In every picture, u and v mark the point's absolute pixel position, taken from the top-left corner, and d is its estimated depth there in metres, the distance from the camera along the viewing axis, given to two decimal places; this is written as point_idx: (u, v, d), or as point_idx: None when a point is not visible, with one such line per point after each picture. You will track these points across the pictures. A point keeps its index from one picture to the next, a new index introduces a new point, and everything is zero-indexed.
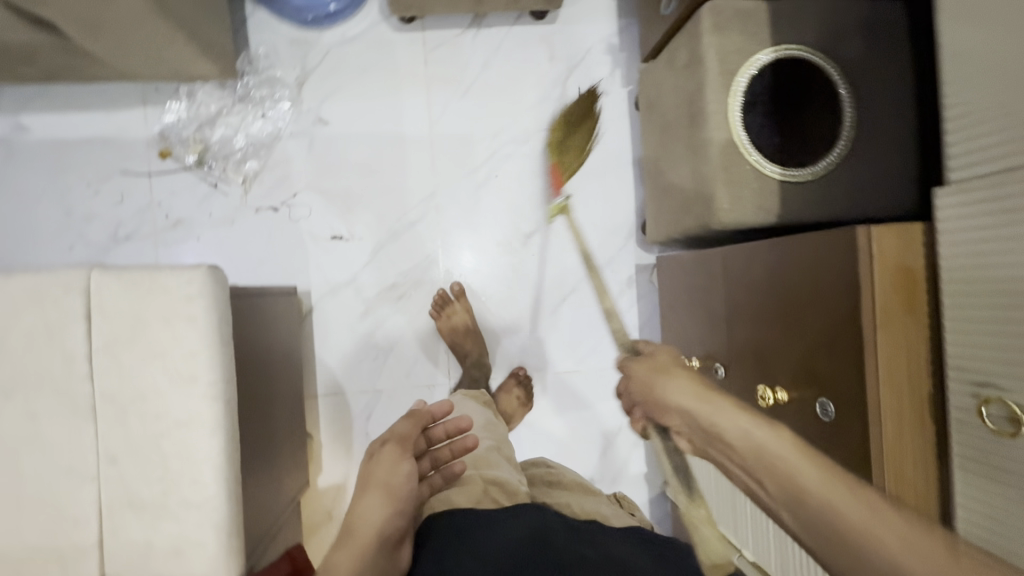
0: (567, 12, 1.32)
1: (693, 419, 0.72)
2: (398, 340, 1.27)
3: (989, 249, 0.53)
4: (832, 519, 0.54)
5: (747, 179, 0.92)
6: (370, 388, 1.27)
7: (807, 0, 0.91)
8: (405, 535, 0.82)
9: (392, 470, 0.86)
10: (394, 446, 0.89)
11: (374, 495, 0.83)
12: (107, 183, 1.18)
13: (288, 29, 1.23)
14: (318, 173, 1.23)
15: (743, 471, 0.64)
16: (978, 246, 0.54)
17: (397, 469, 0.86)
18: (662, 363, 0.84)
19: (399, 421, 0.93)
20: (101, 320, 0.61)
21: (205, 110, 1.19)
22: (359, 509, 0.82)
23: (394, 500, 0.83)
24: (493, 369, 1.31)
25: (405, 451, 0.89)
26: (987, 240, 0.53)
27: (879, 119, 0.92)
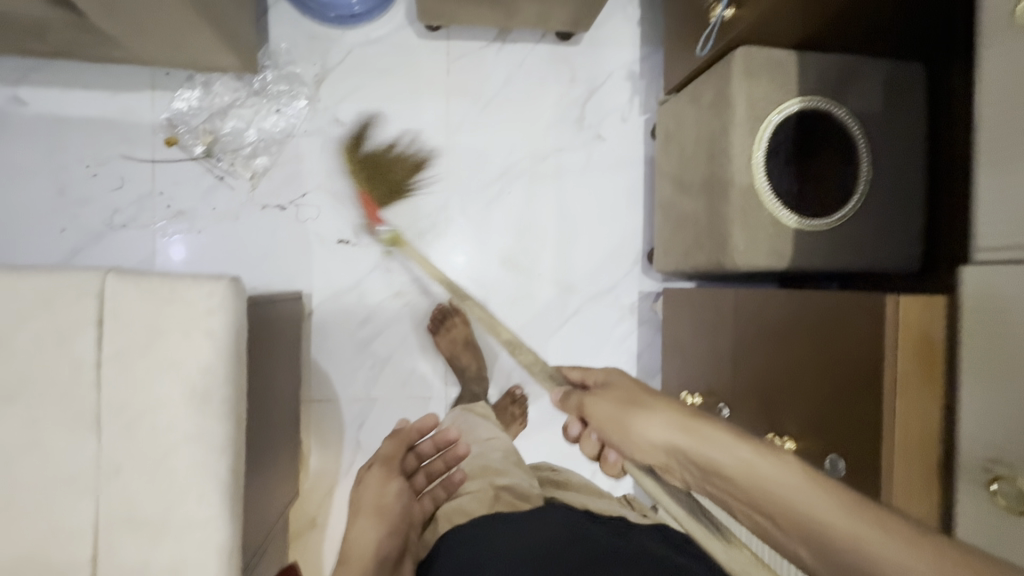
0: (592, 35, 1.33)
1: (680, 452, 0.60)
2: (398, 349, 1.26)
3: (1014, 333, 0.54)
4: (838, 552, 0.45)
5: (764, 224, 0.93)
6: (366, 396, 1.25)
7: (834, 55, 0.94)
8: (404, 551, 0.87)
9: (380, 491, 0.92)
10: (380, 468, 0.96)
11: (366, 519, 0.87)
12: (106, 166, 1.14)
13: (310, 25, 1.20)
14: (330, 175, 1.21)
15: (747, 508, 0.53)
16: (1004, 329, 0.55)
17: (386, 489, 0.93)
18: (626, 391, 0.71)
19: (382, 443, 1.00)
20: (113, 328, 0.58)
21: (218, 101, 1.16)
22: (353, 534, 0.86)
23: (387, 520, 0.88)
24: (491, 384, 1.30)
25: (391, 472, 0.96)
26: (1015, 325, 0.54)
27: (894, 177, 0.95)
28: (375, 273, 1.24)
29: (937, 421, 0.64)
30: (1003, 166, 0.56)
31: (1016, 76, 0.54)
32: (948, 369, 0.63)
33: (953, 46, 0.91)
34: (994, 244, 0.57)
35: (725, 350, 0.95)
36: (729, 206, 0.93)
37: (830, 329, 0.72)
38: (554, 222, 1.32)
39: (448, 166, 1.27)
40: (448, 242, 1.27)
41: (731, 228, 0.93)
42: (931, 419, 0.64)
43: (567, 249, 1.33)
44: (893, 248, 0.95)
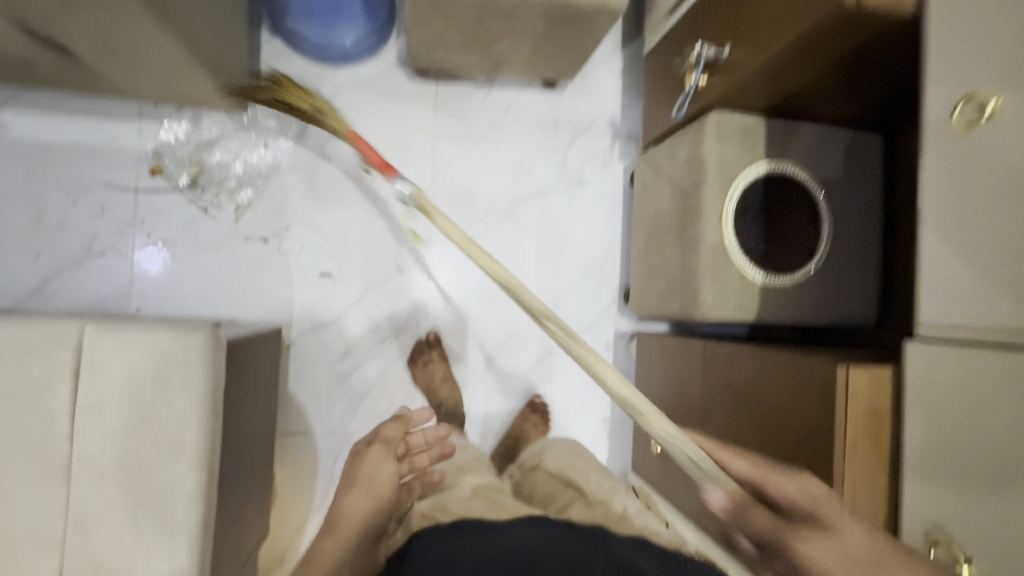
0: (576, 84, 1.38)
1: None
2: (376, 383, 1.26)
3: (954, 411, 0.58)
4: None
5: (733, 280, 0.97)
6: (342, 430, 1.24)
7: (799, 123, 1.00)
8: (381, 533, 1.03)
9: (375, 468, 1.12)
10: (379, 447, 1.16)
11: (356, 493, 1.09)
12: (87, 194, 1.13)
13: (302, 63, 1.23)
14: (315, 209, 1.23)
15: None
16: (947, 406, 0.59)
17: (379, 468, 1.12)
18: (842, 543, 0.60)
19: (385, 426, 1.19)
20: (89, 380, 0.59)
21: (205, 133, 1.17)
22: (347, 500, 1.09)
23: (373, 496, 1.08)
24: (468, 420, 1.31)
25: (389, 453, 1.15)
26: (956, 404, 0.58)
27: (854, 238, 1.00)
28: (356, 307, 1.25)
29: (886, 485, 0.67)
30: (944, 252, 0.60)
31: (956, 173, 0.59)
32: (896, 436, 0.67)
33: (907, 121, 0.98)
34: (935, 324, 0.61)
35: (694, 399, 0.98)
36: (700, 260, 0.97)
37: (790, 388, 0.77)
38: (535, 260, 1.35)
39: (433, 204, 1.30)
40: (430, 278, 1.29)
41: (701, 282, 0.97)
42: (881, 481, 0.68)
43: (547, 288, 1.36)
44: (852, 306, 1.01)
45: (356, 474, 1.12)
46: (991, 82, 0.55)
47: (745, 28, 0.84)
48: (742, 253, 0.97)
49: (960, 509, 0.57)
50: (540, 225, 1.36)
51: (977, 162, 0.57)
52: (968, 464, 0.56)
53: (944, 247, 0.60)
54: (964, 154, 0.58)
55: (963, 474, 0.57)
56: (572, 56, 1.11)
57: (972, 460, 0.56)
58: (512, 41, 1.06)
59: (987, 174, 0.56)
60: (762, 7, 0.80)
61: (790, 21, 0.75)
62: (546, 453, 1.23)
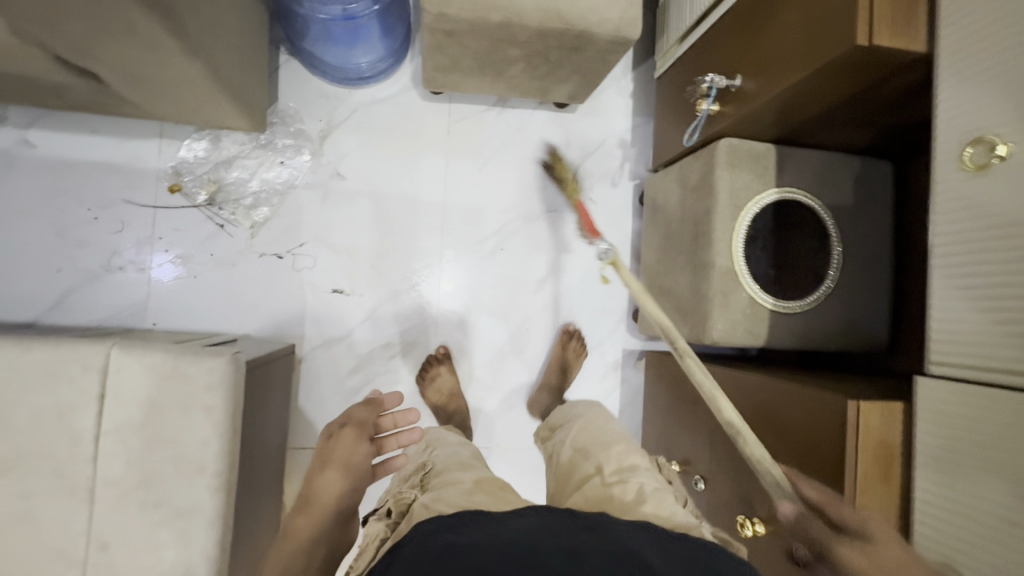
0: (587, 105, 1.40)
1: None
2: None
3: (967, 447, 0.58)
4: None
5: (743, 303, 0.98)
6: None
7: (810, 149, 1.01)
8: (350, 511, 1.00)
9: (351, 450, 1.03)
10: (353, 430, 1.05)
11: (333, 473, 0.99)
12: (108, 210, 1.16)
13: (319, 83, 1.25)
14: (329, 227, 1.25)
15: None
16: (959, 441, 0.59)
17: (356, 450, 1.03)
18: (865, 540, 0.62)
19: (356, 410, 1.11)
20: (114, 403, 0.60)
21: (223, 152, 1.19)
22: (319, 482, 0.99)
23: (353, 477, 1.01)
24: (476, 435, 1.32)
25: (362, 435, 1.06)
26: (967, 440, 0.58)
27: (865, 264, 1.01)
28: (369, 323, 1.27)
29: (896, 521, 0.67)
30: (954, 288, 0.61)
31: (967, 211, 0.59)
32: (907, 472, 0.67)
33: (917, 149, 0.99)
34: (946, 359, 0.61)
35: (702, 423, 0.99)
36: (711, 284, 0.98)
37: (803, 419, 0.77)
38: (545, 278, 1.36)
39: (444, 222, 1.32)
40: (440, 294, 1.31)
41: (711, 306, 0.98)
42: (889, 517, 0.68)
43: (556, 306, 1.36)
44: (861, 331, 1.01)
45: (328, 457, 1.01)
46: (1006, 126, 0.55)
47: (758, 60, 0.86)
48: (751, 279, 0.98)
49: (971, 547, 0.57)
50: (550, 244, 1.37)
51: (991, 202, 0.57)
52: (981, 502, 0.56)
53: (955, 285, 0.61)
54: (976, 194, 0.58)
55: (976, 511, 0.57)
56: (584, 79, 1.13)
57: (985, 497, 0.56)
58: (526, 66, 1.07)
59: (1001, 215, 0.56)
60: (774, 41, 0.82)
61: (803, 58, 0.76)
62: (579, 431, 1.03)
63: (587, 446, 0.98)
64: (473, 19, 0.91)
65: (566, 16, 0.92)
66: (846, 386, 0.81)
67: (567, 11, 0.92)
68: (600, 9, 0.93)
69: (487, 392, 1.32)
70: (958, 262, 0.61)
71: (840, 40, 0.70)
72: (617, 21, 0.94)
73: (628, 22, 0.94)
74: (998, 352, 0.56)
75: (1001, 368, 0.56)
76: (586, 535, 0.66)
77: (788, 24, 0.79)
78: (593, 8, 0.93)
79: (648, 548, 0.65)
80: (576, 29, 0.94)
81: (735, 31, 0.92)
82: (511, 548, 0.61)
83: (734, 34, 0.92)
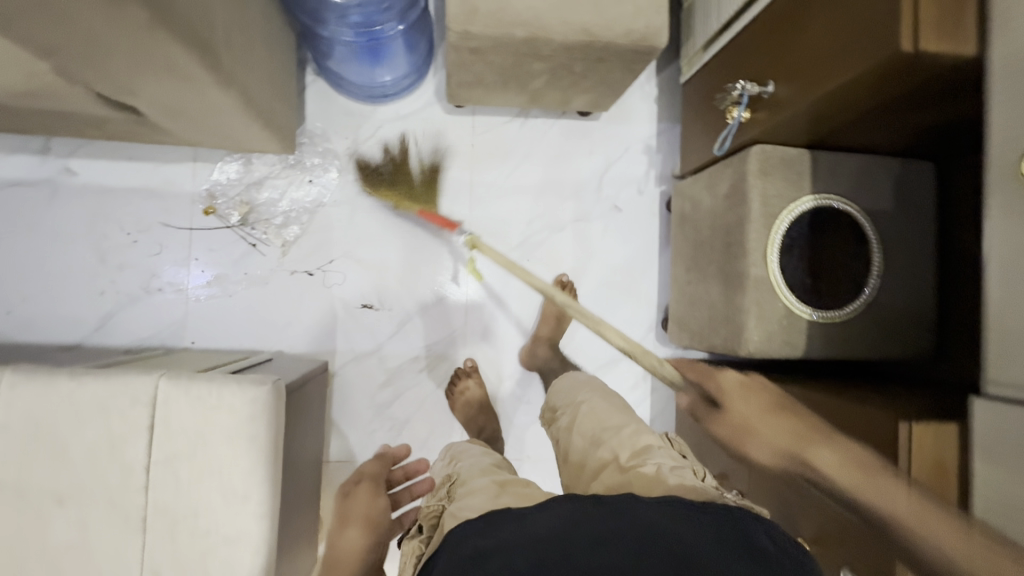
0: (611, 112, 1.38)
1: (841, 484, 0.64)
2: (416, 412, 1.28)
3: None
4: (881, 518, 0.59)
5: (779, 315, 0.95)
6: None
7: (846, 153, 0.97)
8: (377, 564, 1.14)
9: (369, 505, 1.14)
10: (367, 486, 1.16)
11: (355, 530, 1.12)
12: (146, 234, 1.20)
13: (344, 101, 1.27)
14: (357, 243, 1.26)
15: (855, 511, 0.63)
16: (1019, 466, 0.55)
17: (374, 505, 1.15)
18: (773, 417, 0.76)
19: (367, 464, 1.19)
20: (162, 433, 0.62)
21: (254, 174, 1.22)
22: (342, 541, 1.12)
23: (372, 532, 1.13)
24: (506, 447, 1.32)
25: (376, 491, 1.16)
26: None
27: (907, 270, 0.97)
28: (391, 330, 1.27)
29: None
30: (1015, 307, 0.58)
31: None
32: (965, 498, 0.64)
33: (963, 149, 0.95)
34: (1006, 382, 0.58)
35: None
36: (745, 295, 0.96)
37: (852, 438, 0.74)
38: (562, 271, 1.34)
39: (470, 235, 1.32)
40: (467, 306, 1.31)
41: (745, 317, 0.96)
42: None
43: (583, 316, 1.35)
44: (904, 340, 0.97)
45: (347, 512, 1.14)
46: None
47: (793, 64, 0.83)
48: (788, 289, 0.95)
49: None
50: (576, 254, 1.36)
51: None
52: None
53: (1015, 304, 0.58)
54: None
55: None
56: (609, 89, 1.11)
57: None
58: (550, 79, 1.07)
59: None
60: (810, 45, 0.79)
61: (843, 61, 0.74)
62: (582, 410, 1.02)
63: (597, 436, 0.93)
64: (496, 36, 0.91)
65: (592, 28, 0.91)
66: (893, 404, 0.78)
67: (593, 22, 0.91)
68: (627, 19, 0.92)
69: (516, 404, 1.32)
70: (1018, 279, 0.57)
71: (882, 43, 0.67)
72: (644, 31, 0.93)
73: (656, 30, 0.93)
74: None
75: None
76: (619, 522, 0.62)
77: (823, 27, 0.76)
78: (619, 18, 0.91)
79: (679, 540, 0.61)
80: (602, 40, 0.92)
81: (766, 35, 0.89)
82: (541, 549, 0.58)
83: (766, 37, 0.89)
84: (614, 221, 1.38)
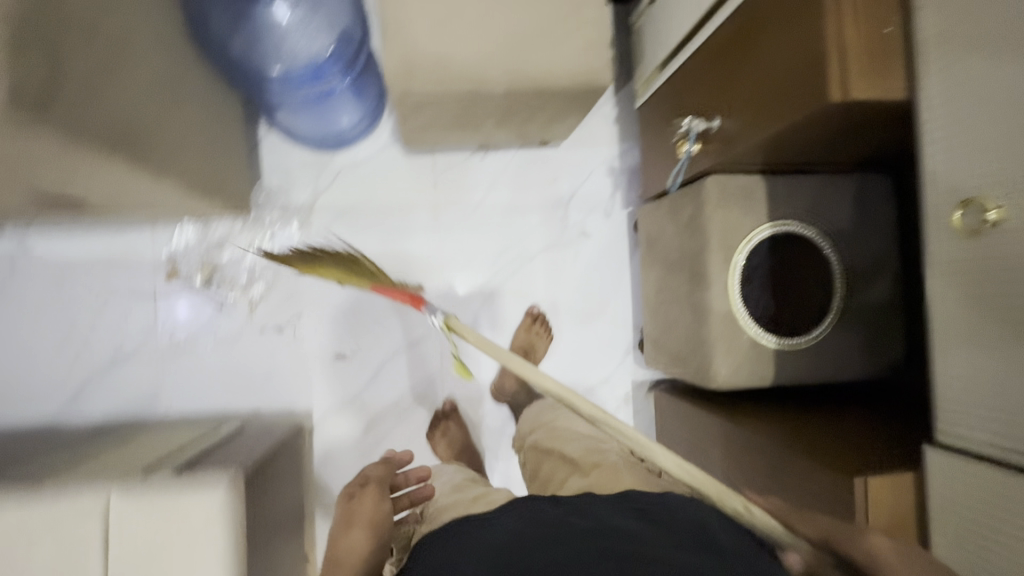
0: (571, 138, 1.37)
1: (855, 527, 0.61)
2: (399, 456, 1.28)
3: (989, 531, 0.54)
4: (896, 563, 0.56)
5: (746, 345, 0.95)
6: None
7: (803, 176, 0.96)
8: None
9: (374, 507, 1.06)
10: (374, 488, 1.10)
11: (357, 530, 1.01)
12: (110, 304, 1.18)
13: (300, 151, 1.25)
14: (325, 294, 1.26)
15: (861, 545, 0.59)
16: (979, 522, 0.55)
17: (378, 507, 1.07)
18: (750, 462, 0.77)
19: (371, 468, 1.16)
20: (118, 548, 0.62)
21: (214, 234, 1.22)
22: (343, 547, 0.99)
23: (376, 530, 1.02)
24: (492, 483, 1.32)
25: (381, 494, 1.10)
26: (987, 522, 0.54)
27: (872, 288, 0.96)
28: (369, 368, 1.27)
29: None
30: (961, 353, 0.57)
31: (967, 274, 0.56)
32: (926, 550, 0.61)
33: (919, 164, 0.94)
34: (956, 429, 0.57)
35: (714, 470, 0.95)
36: (712, 328, 0.95)
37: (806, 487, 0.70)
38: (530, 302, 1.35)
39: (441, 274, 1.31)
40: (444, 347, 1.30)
41: (713, 351, 0.95)
42: None
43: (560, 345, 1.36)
44: (875, 358, 0.97)
45: (349, 516, 1.05)
46: (1000, 189, 0.52)
47: (733, 100, 0.82)
48: (752, 320, 0.95)
49: None
50: (547, 284, 1.36)
51: (992, 268, 0.53)
52: None
53: (957, 350, 0.57)
54: (974, 256, 0.55)
55: None
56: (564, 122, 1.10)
57: None
58: (502, 120, 1.05)
59: (1003, 283, 0.52)
60: (747, 82, 0.78)
61: (777, 102, 0.72)
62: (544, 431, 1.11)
63: (561, 450, 1.03)
64: (438, 88, 0.89)
65: (537, 73, 0.89)
66: (858, 435, 0.75)
67: (537, 67, 0.89)
68: (571, 59, 0.90)
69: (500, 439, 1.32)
70: (959, 327, 0.57)
71: (810, 87, 0.65)
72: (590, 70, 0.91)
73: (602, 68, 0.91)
74: (1013, 429, 0.52)
75: (1011, 444, 0.52)
76: (576, 520, 0.66)
77: (761, 66, 0.75)
78: (564, 60, 0.90)
79: (639, 522, 0.64)
80: (549, 82, 0.91)
81: (707, 68, 0.88)
82: (492, 551, 0.61)
83: (707, 71, 0.88)
84: (583, 247, 1.37)
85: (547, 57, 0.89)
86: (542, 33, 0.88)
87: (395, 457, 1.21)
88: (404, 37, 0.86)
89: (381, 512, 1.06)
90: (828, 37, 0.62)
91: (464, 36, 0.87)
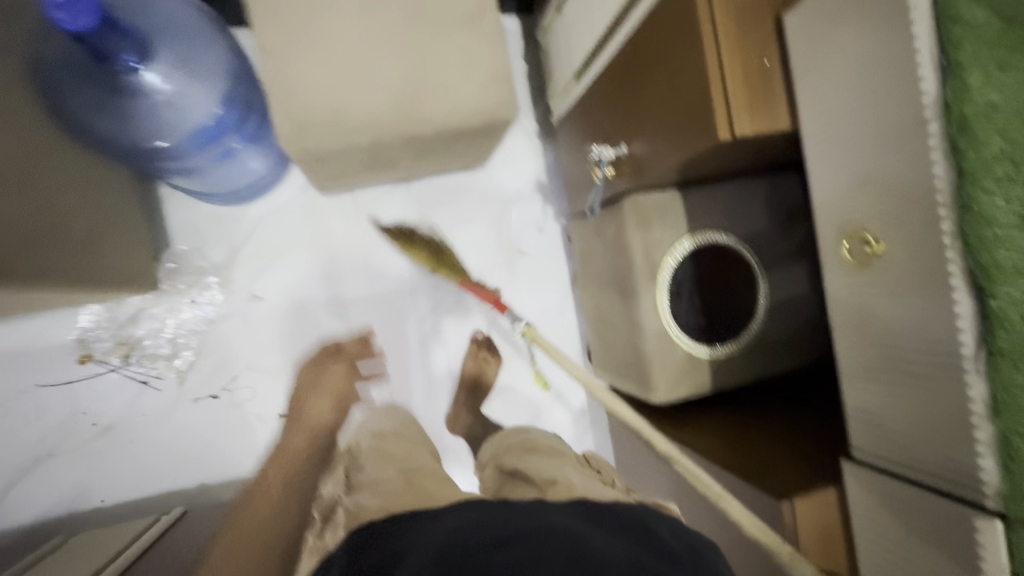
0: (495, 158, 1.35)
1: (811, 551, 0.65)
2: None
3: (903, 548, 0.55)
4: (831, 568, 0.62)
5: (680, 359, 0.97)
6: None
7: (717, 185, 0.98)
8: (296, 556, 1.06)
9: (337, 376, 1.20)
10: (343, 363, 1.21)
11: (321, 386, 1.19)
12: (19, 401, 1.10)
13: (210, 207, 1.19)
14: (259, 353, 1.20)
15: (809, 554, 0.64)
16: (894, 539, 0.56)
17: (338, 375, 1.21)
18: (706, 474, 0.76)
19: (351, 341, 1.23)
20: None
21: (126, 308, 1.14)
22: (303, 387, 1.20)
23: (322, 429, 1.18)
24: None
25: (348, 373, 1.22)
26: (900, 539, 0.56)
27: (794, 286, 0.99)
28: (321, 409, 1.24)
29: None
30: (863, 376, 0.59)
31: (861, 301, 0.57)
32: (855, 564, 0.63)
33: None
34: (869, 448, 0.59)
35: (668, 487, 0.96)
36: (647, 346, 0.97)
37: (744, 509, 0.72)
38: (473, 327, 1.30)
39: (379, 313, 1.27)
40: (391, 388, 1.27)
41: (650, 368, 0.97)
42: None
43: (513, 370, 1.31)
44: (805, 352, 0.99)
45: (318, 379, 1.20)
46: (876, 221, 0.54)
47: (638, 127, 0.82)
48: (684, 334, 0.96)
49: None
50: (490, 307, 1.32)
51: (880, 296, 0.55)
52: None
53: (861, 373, 0.59)
54: (863, 284, 0.57)
55: None
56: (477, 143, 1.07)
57: None
58: (413, 159, 1.01)
59: (892, 312, 0.54)
60: (648, 110, 0.78)
61: (676, 131, 0.73)
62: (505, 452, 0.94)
63: (519, 466, 0.85)
64: (339, 142, 0.86)
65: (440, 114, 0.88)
66: (789, 445, 0.77)
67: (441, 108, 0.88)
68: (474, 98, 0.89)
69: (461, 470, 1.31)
70: (860, 352, 0.59)
71: (702, 121, 0.66)
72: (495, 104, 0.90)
73: (507, 102, 0.90)
74: (917, 449, 0.54)
75: (915, 463, 0.54)
76: (528, 522, 0.63)
77: (656, 95, 0.75)
78: (466, 99, 0.88)
79: (580, 520, 0.64)
80: (454, 122, 0.89)
81: (613, 95, 0.88)
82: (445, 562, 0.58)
83: (613, 97, 0.88)
84: (520, 266, 1.36)
85: (450, 97, 0.87)
86: (440, 74, 0.86)
87: (364, 351, 1.25)
88: (295, 94, 0.82)
89: (324, 428, 1.19)
90: (712, 74, 0.63)
91: (359, 86, 0.84)
